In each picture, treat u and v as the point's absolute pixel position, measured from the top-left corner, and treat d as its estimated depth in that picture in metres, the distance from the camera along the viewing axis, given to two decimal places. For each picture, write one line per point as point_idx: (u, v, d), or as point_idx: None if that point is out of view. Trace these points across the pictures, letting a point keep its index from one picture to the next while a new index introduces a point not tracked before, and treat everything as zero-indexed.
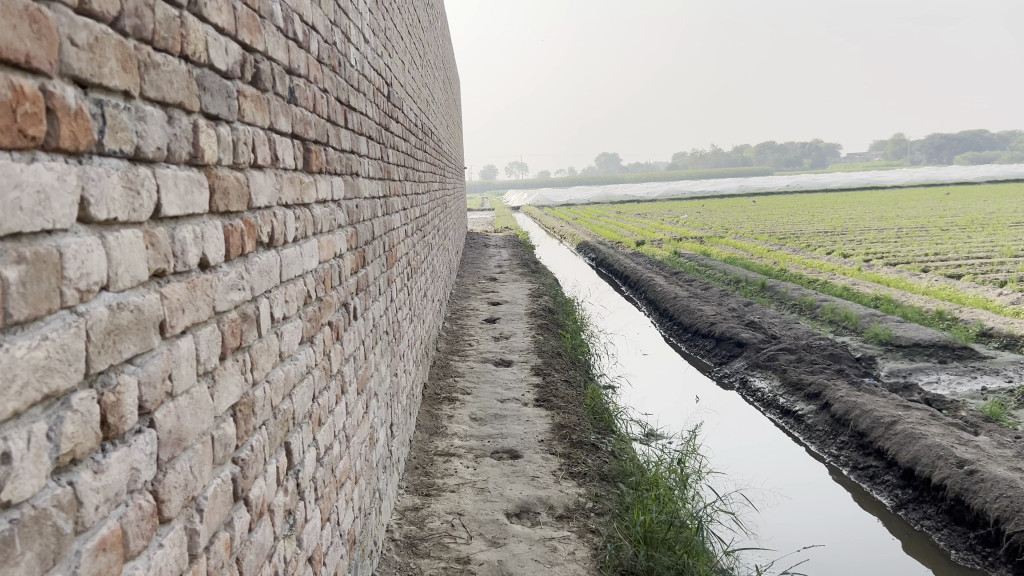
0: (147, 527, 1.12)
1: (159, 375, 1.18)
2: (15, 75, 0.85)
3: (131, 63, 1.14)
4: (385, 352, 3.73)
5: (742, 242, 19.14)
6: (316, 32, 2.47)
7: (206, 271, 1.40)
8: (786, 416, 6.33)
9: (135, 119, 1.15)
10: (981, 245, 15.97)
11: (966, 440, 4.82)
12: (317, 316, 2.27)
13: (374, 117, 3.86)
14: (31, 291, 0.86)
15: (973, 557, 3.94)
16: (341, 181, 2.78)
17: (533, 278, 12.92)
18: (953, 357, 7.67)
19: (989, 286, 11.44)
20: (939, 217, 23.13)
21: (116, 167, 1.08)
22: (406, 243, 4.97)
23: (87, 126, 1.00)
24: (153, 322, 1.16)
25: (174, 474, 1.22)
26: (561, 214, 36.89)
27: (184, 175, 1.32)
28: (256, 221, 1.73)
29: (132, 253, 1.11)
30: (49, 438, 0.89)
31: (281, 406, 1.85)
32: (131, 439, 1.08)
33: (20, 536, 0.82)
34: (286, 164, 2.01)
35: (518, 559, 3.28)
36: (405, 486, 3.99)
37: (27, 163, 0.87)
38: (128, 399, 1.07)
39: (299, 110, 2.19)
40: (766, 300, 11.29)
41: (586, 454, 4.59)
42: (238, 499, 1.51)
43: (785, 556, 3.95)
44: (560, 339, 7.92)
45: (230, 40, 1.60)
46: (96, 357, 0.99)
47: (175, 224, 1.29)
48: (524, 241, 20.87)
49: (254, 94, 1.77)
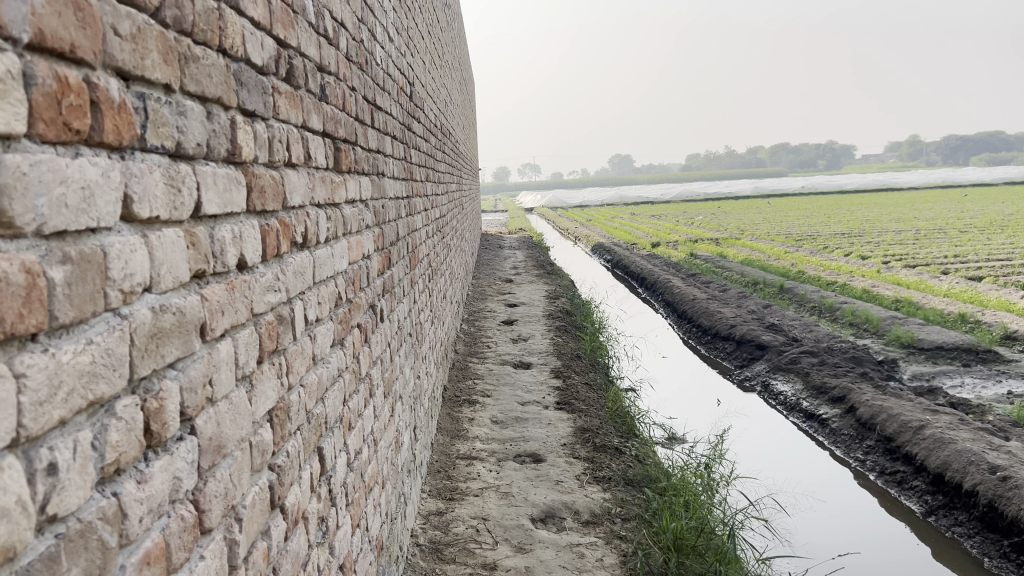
0: (188, 539, 1.07)
1: (200, 379, 1.14)
2: (60, 66, 0.81)
3: (172, 56, 1.10)
4: (409, 354, 3.69)
5: (759, 244, 19.05)
6: (345, 28, 2.43)
7: (244, 272, 1.36)
8: (810, 419, 6.24)
9: (177, 113, 1.11)
10: (1001, 248, 15.83)
11: (997, 446, 4.72)
12: (347, 317, 2.23)
13: (398, 116, 3.82)
14: (76, 293, 0.82)
15: (1006, 565, 3.86)
16: (369, 180, 2.74)
17: (551, 280, 12.88)
18: (977, 361, 7.57)
19: (1011, 288, 11.33)
20: (957, 220, 22.94)
21: (158, 163, 1.04)
22: (427, 244, 4.93)
23: (130, 120, 0.96)
24: (194, 325, 1.12)
25: (214, 483, 1.17)
26: (573, 215, 36.79)
27: (223, 173, 1.28)
28: (292, 221, 1.69)
29: (174, 252, 1.07)
30: (94, 448, 0.84)
31: (315, 410, 1.80)
32: (173, 447, 1.04)
33: (67, 552, 0.77)
34: (318, 163, 1.96)
35: (545, 565, 3.23)
36: (428, 490, 3.94)
37: (72, 158, 0.83)
38: (171, 405, 1.03)
39: (330, 109, 2.15)
40: (784, 303, 11.16)
41: (609, 458, 4.54)
42: (275, 507, 1.47)
43: (820, 564, 3.87)
44: (580, 340, 7.88)
45: (265, 34, 1.56)
46: (139, 362, 0.95)
47: (214, 224, 1.25)
48: (538, 243, 20.78)
49: (288, 90, 1.73)
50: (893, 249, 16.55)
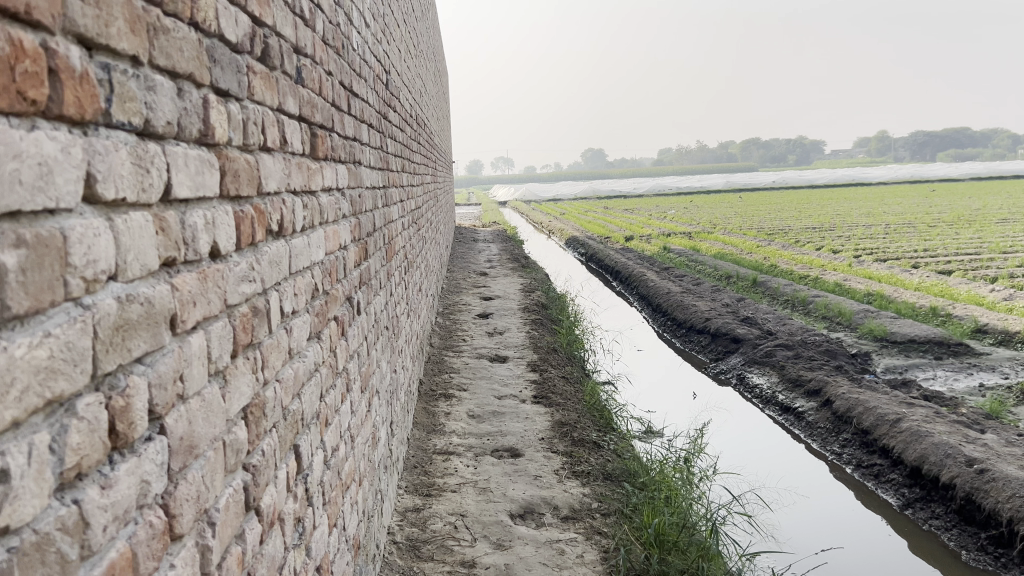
0: (158, 548, 1.00)
1: (170, 376, 1.06)
2: (13, 28, 0.73)
3: (140, 25, 1.02)
4: (386, 347, 3.61)
5: (733, 237, 19.11)
6: (321, 11, 2.34)
7: (217, 260, 1.28)
8: (785, 413, 6.25)
9: (144, 88, 1.02)
10: (969, 242, 16.06)
11: (973, 439, 4.74)
12: (324, 310, 2.15)
13: (374, 105, 3.71)
14: (31, 280, 0.74)
15: (984, 558, 3.86)
16: (345, 168, 2.66)
17: (526, 273, 12.85)
18: (949, 354, 7.62)
19: (981, 282, 11.43)
20: (925, 214, 23.20)
21: (125, 142, 0.96)
22: (403, 236, 4.84)
23: (93, 92, 0.88)
24: (163, 316, 1.04)
25: (185, 486, 1.10)
26: (545, 209, 36.75)
27: (194, 154, 1.20)
28: (267, 207, 1.60)
29: (142, 239, 0.99)
30: (52, 451, 0.76)
31: (291, 406, 1.73)
32: (141, 449, 0.96)
33: (20, 567, 0.69)
34: (294, 148, 1.88)
35: (525, 563, 3.18)
36: (404, 487, 3.88)
37: (26, 131, 0.75)
38: (138, 403, 0.95)
39: (306, 92, 2.07)
40: (757, 296, 11.20)
41: (588, 453, 4.49)
42: (250, 509, 1.40)
43: (803, 559, 3.86)
44: (555, 334, 7.83)
45: (240, 11, 1.47)
46: (103, 356, 0.87)
47: (186, 208, 1.17)
48: (512, 237, 20.73)
49: (264, 71, 1.64)
50: (863, 244, 16.68)
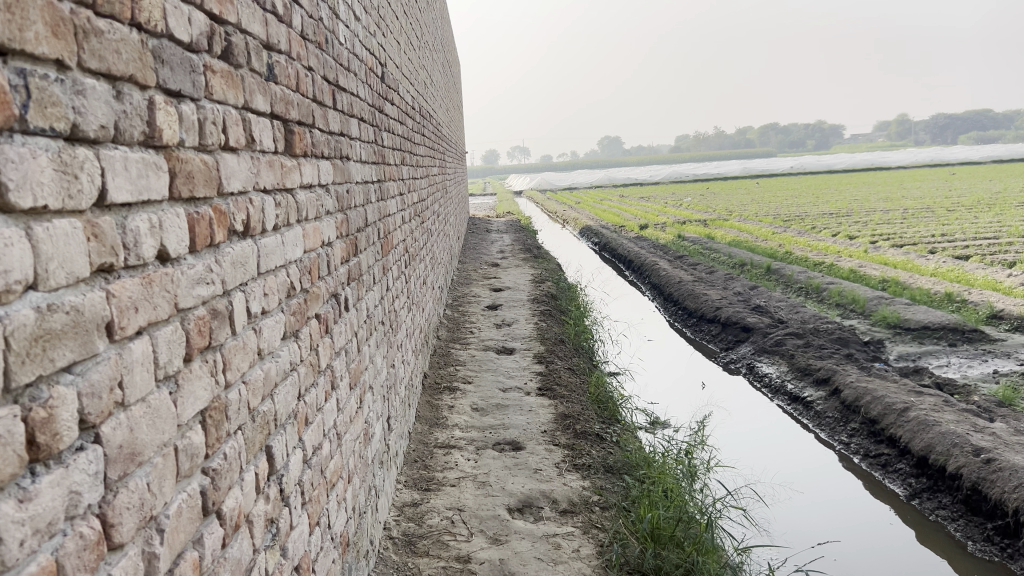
0: (91, 558, 0.99)
1: (107, 384, 1.04)
2: None
3: (65, 28, 0.99)
4: (381, 343, 3.60)
5: (749, 224, 18.95)
6: (299, 6, 2.31)
7: (166, 264, 1.27)
8: (794, 402, 6.20)
9: (72, 92, 1.01)
10: (988, 226, 15.82)
11: (981, 428, 4.68)
12: (302, 308, 2.14)
13: (366, 97, 3.67)
14: None
15: (990, 549, 3.81)
16: (329, 164, 2.64)
17: (538, 263, 12.81)
18: (963, 340, 7.51)
19: (999, 267, 11.24)
20: (946, 198, 22.85)
21: (45, 148, 0.94)
22: (403, 230, 4.82)
23: (5, 100, 0.86)
24: (97, 324, 1.03)
25: (126, 493, 1.09)
26: (560, 198, 36.65)
27: (136, 158, 1.18)
28: (229, 208, 1.59)
29: (68, 245, 0.97)
30: None
31: (260, 407, 1.71)
32: (68, 459, 0.95)
33: None
34: (264, 146, 1.86)
35: (520, 557, 3.16)
36: (403, 481, 3.88)
37: None
38: (64, 414, 0.94)
39: (279, 88, 2.05)
40: (770, 284, 11.09)
41: (590, 445, 4.47)
42: (209, 514, 1.38)
43: (800, 553, 3.84)
44: (563, 325, 7.79)
45: (194, 9, 1.45)
46: (18, 369, 0.85)
47: (128, 213, 1.16)
48: (527, 227, 20.67)
49: (225, 69, 1.62)
50: (880, 229, 16.48)
